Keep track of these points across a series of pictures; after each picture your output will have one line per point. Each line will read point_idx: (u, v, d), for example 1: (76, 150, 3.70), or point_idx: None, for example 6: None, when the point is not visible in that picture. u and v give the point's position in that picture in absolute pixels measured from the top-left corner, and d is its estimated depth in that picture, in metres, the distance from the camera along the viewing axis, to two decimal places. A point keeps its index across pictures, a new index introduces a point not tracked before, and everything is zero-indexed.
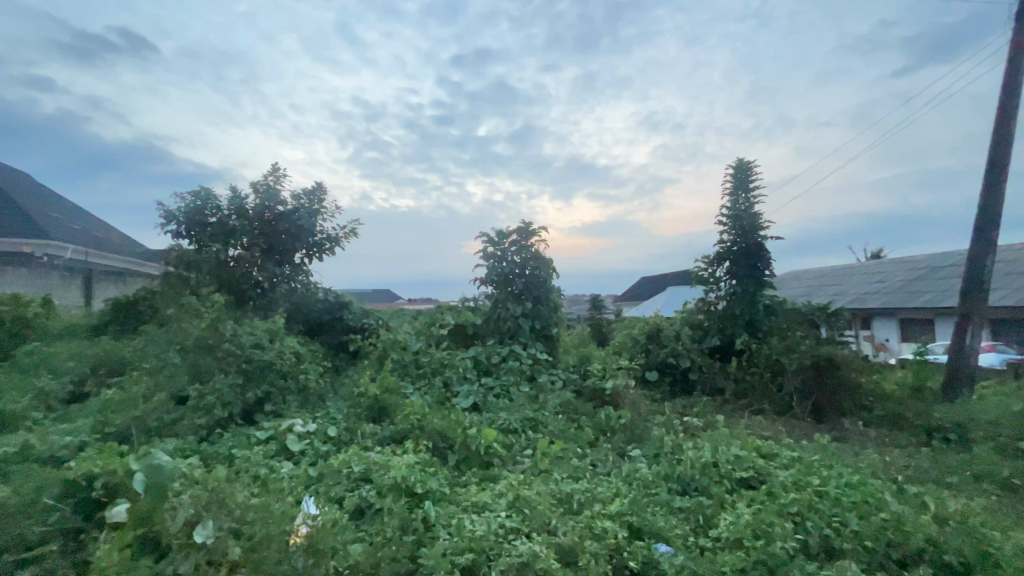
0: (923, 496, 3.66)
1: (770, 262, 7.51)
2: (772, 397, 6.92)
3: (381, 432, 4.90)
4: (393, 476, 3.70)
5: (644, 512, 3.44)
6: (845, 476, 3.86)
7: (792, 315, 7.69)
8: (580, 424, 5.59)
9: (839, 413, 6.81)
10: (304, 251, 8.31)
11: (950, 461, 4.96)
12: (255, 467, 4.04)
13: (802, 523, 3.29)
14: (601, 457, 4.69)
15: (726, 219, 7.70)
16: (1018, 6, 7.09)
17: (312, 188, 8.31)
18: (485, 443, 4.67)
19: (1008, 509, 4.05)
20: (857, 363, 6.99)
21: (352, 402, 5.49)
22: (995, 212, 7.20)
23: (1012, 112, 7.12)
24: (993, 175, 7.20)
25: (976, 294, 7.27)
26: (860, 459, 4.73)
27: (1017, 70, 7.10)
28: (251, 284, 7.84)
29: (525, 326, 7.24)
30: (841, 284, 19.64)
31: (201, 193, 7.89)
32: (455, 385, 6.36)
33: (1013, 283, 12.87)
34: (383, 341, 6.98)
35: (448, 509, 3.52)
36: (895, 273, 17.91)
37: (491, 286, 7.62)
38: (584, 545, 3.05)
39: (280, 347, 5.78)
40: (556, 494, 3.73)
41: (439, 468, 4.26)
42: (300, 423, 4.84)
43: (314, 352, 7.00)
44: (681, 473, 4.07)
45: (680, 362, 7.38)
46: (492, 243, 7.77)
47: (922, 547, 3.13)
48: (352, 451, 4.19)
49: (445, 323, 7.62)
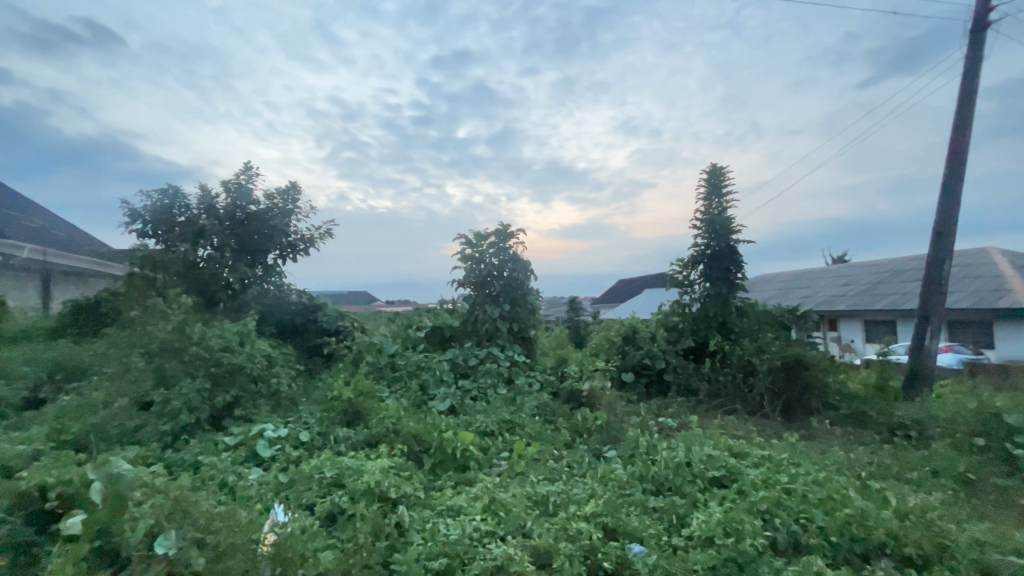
0: (885, 492, 3.79)
1: (741, 265, 7.69)
2: (744, 397, 7.07)
3: (355, 436, 4.82)
4: (366, 481, 3.63)
5: (619, 512, 3.46)
6: (812, 474, 3.98)
7: (764, 317, 7.88)
8: (557, 425, 5.63)
9: (807, 412, 7.01)
10: (278, 252, 8.13)
11: (911, 457, 5.15)
12: (222, 474, 3.92)
13: (771, 520, 3.37)
14: (577, 458, 4.71)
15: (700, 222, 7.86)
16: (972, 25, 7.47)
17: (286, 188, 8.13)
18: (462, 446, 4.63)
19: (963, 502, 4.23)
20: (825, 363, 7.22)
21: (325, 406, 5.40)
22: (951, 218, 7.54)
23: (967, 124, 7.48)
24: (950, 183, 7.55)
25: (935, 296, 7.59)
26: (826, 457, 4.88)
27: (971, 83, 7.47)
28: (221, 286, 7.62)
29: (503, 329, 7.24)
30: (811, 287, 20.29)
31: (168, 191, 7.65)
32: (432, 388, 6.32)
33: (969, 287, 13.48)
34: (358, 344, 6.87)
35: (422, 514, 3.48)
36: (861, 276, 18.59)
37: (469, 288, 7.60)
38: (558, 547, 3.05)
39: (251, 350, 5.63)
40: (532, 496, 3.73)
41: (414, 473, 4.22)
42: (271, 428, 4.73)
43: (288, 355, 6.85)
44: (655, 473, 4.12)
45: (655, 363, 7.50)
46: (469, 245, 7.75)
47: (883, 541, 3.23)
48: (325, 456, 4.11)
49: (422, 326, 7.57)
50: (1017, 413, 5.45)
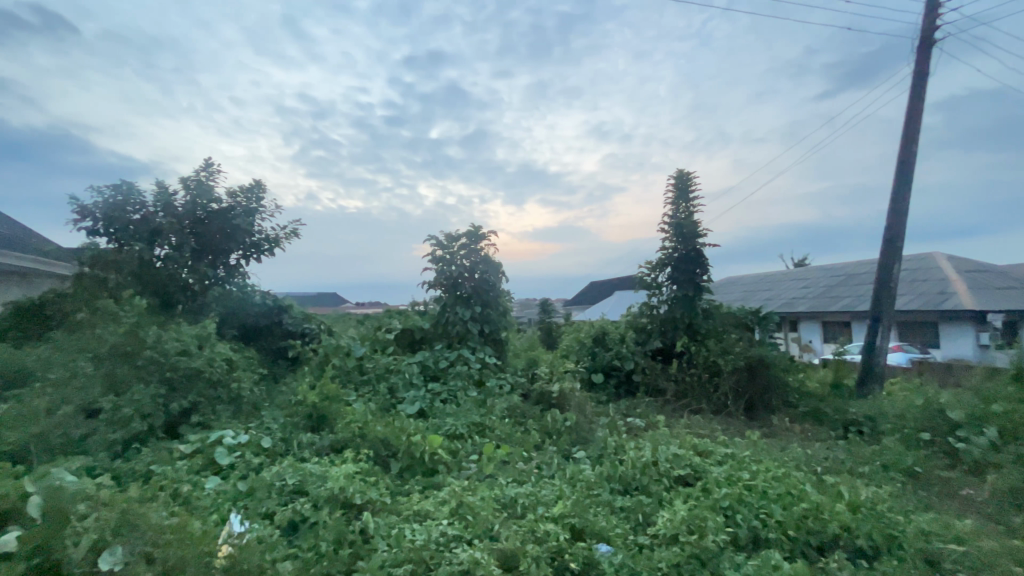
0: (839, 486, 3.95)
1: (707, 268, 7.88)
2: (709, 397, 7.27)
3: (320, 441, 4.70)
4: (330, 487, 3.53)
5: (586, 512, 3.48)
6: (771, 470, 4.11)
7: (728, 318, 8.06)
8: (527, 427, 5.64)
9: (769, 410, 7.24)
10: (241, 251, 7.83)
11: (863, 451, 5.38)
12: (177, 484, 3.76)
13: (733, 515, 3.47)
14: (547, 460, 4.73)
15: (668, 226, 8.01)
16: (920, 42, 7.92)
17: (249, 186, 7.85)
18: (430, 450, 4.58)
19: (910, 494, 4.46)
20: (784, 363, 7.49)
21: (289, 412, 5.24)
22: (900, 223, 7.95)
23: (915, 135, 7.91)
24: (899, 191, 7.97)
25: (885, 298, 7.98)
26: (786, 453, 5.06)
27: (919, 96, 7.91)
28: (179, 286, 7.29)
29: (474, 331, 7.20)
30: (773, 289, 21.06)
31: (122, 187, 7.29)
32: (401, 392, 6.23)
33: (917, 290, 14.26)
34: (325, 347, 6.69)
35: (389, 519, 3.40)
36: (819, 278, 19.41)
37: (440, 290, 7.53)
38: (525, 549, 3.04)
39: (211, 353, 5.39)
40: (501, 498, 3.72)
41: (380, 478, 4.14)
42: (231, 434, 4.54)
43: (250, 359, 6.62)
44: (623, 473, 4.16)
45: (624, 364, 7.65)
46: (440, 247, 7.68)
47: (837, 534, 3.36)
48: (287, 462, 3.98)
49: (392, 328, 7.47)
50: (959, 409, 5.79)
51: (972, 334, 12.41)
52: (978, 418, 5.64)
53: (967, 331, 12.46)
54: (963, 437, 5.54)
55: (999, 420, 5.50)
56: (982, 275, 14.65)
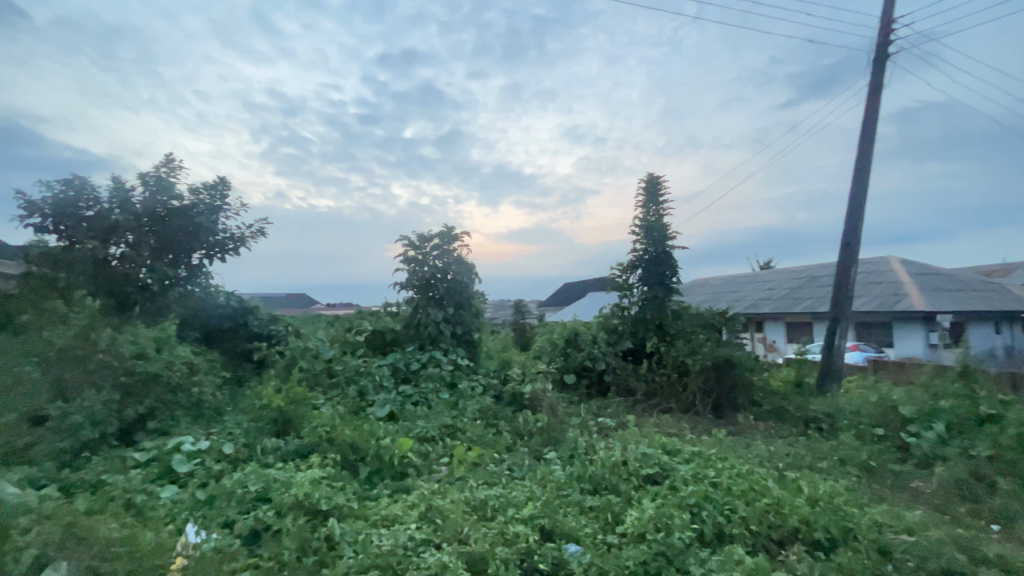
0: (799, 481, 4.09)
1: (676, 270, 8.05)
2: (678, 396, 7.41)
3: (285, 446, 4.57)
4: (294, 493, 3.42)
5: (557, 513, 3.49)
6: (736, 468, 4.22)
7: (697, 320, 8.22)
8: (499, 428, 5.62)
9: (735, 409, 7.43)
10: (204, 251, 7.53)
11: (822, 447, 5.59)
12: (131, 494, 3.59)
13: (699, 512, 3.55)
14: (518, 461, 4.73)
15: (639, 229, 8.14)
16: (875, 56, 8.30)
17: (213, 183, 7.58)
18: (400, 453, 4.51)
19: (865, 487, 4.66)
20: (750, 362, 7.70)
21: (253, 417, 5.07)
22: (857, 228, 8.31)
23: (870, 143, 8.29)
24: (856, 197, 8.33)
25: (843, 300, 8.30)
26: (750, 450, 5.20)
27: (874, 107, 8.30)
28: (136, 287, 6.98)
29: (446, 332, 7.14)
30: (740, 291, 21.68)
31: (75, 182, 6.93)
32: (371, 394, 6.13)
33: (872, 292, 14.94)
34: (292, 349, 6.52)
35: (355, 525, 3.33)
36: (783, 281, 20.12)
37: (412, 291, 7.45)
38: (494, 552, 3.04)
39: (169, 357, 5.15)
40: (471, 501, 3.70)
41: (347, 483, 4.06)
42: (190, 440, 4.36)
43: (213, 362, 6.38)
44: (593, 473, 4.20)
45: (596, 364, 7.73)
46: (412, 247, 7.59)
47: (796, 527, 3.48)
48: (249, 468, 3.85)
49: (362, 330, 7.35)
50: (909, 405, 6.10)
51: (922, 334, 13.06)
52: (927, 414, 5.94)
53: (918, 330, 13.11)
54: (914, 432, 5.81)
55: (945, 414, 5.81)
56: (931, 277, 15.47)
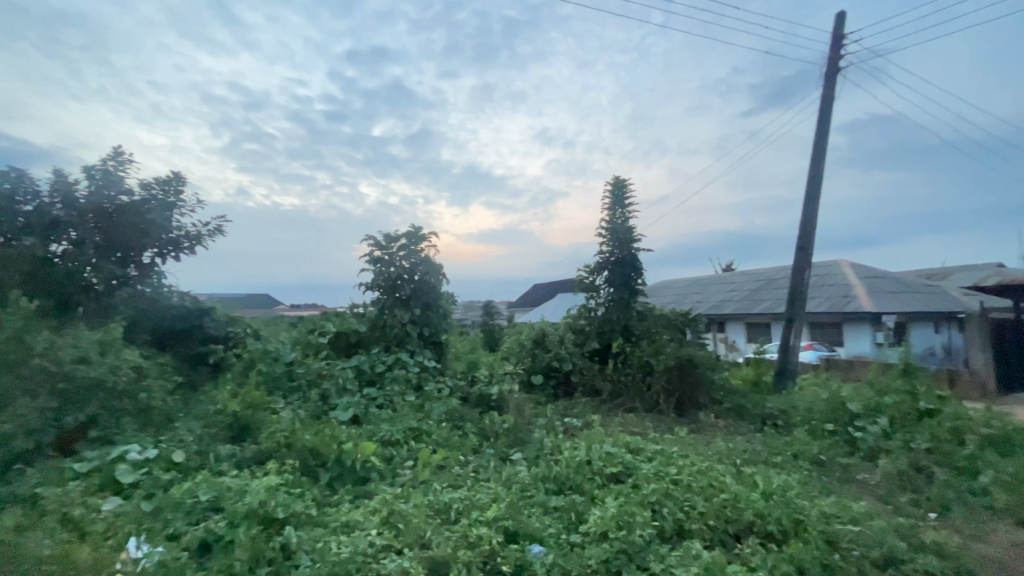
0: (755, 476, 4.24)
1: (641, 272, 8.20)
2: (643, 396, 7.56)
3: (240, 453, 4.40)
4: (249, 502, 3.29)
5: (521, 514, 3.49)
6: (696, 465, 4.33)
7: (662, 320, 8.38)
8: (465, 430, 5.58)
9: (697, 407, 7.61)
10: (155, 249, 7.16)
11: (778, 443, 5.80)
12: (69, 507, 3.38)
13: (660, 509, 3.63)
14: (483, 463, 4.69)
15: (605, 231, 8.26)
16: (827, 69, 8.72)
17: (167, 178, 7.21)
18: (362, 457, 4.42)
19: (816, 481, 4.87)
20: (711, 362, 7.92)
21: (206, 423, 4.85)
22: (810, 232, 8.69)
23: (823, 152, 8.69)
24: (809, 203, 8.72)
25: (798, 302, 8.67)
26: (710, 447, 5.36)
27: (826, 118, 8.71)
28: (80, 286, 6.56)
29: (413, 334, 7.04)
30: (703, 292, 22.37)
31: (10, 173, 6.45)
32: (334, 398, 5.98)
33: (825, 294, 15.70)
34: (251, 352, 6.29)
35: (313, 533, 3.23)
36: (744, 282, 20.88)
37: (378, 292, 7.31)
38: (456, 555, 3.02)
39: (116, 360, 4.86)
40: (434, 504, 3.65)
41: (305, 489, 3.93)
42: (136, 449, 4.13)
43: (164, 366, 6.07)
44: (557, 473, 4.22)
45: (562, 365, 7.82)
46: (379, 247, 7.45)
47: (751, 521, 3.59)
48: (200, 477, 3.68)
49: (325, 331, 7.19)
50: (857, 401, 6.43)
51: (869, 333, 13.81)
52: (873, 409, 6.28)
53: (866, 330, 13.86)
54: (860, 426, 6.13)
55: (889, 410, 6.16)
56: (878, 280, 16.36)
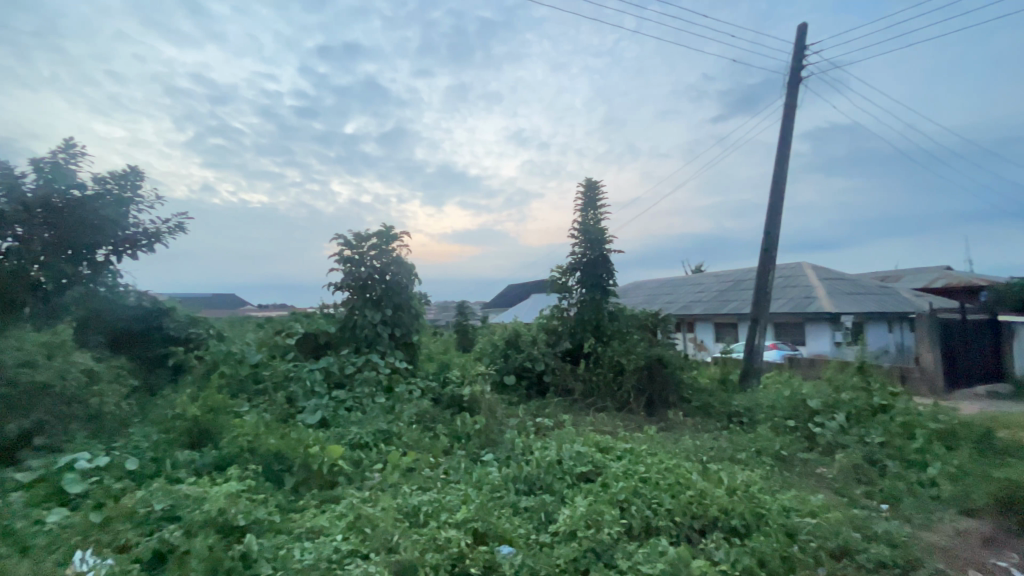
0: (720, 472, 4.34)
1: (612, 273, 8.30)
2: (614, 395, 7.66)
3: (200, 459, 4.24)
4: (207, 510, 3.16)
5: (490, 516, 3.47)
6: (664, 463, 4.40)
7: (633, 320, 8.49)
8: (435, 432, 5.52)
9: (666, 406, 7.75)
10: (110, 247, 6.81)
11: (742, 440, 5.97)
12: (9, 521, 3.18)
13: (628, 507, 3.68)
14: (454, 465, 4.66)
15: (578, 232, 8.34)
16: (790, 78, 9.04)
17: (123, 171, 6.88)
18: (330, 461, 4.32)
19: (777, 476, 5.04)
20: (680, 361, 8.08)
21: (164, 428, 4.64)
22: (773, 235, 8.99)
23: (786, 158, 9.01)
24: (774, 207, 9.01)
25: (762, 302, 8.95)
26: (678, 445, 5.47)
27: (789, 125, 9.03)
28: (26, 285, 6.21)
29: (384, 334, 6.93)
30: (674, 293, 22.89)
31: None
32: (301, 400, 5.83)
33: (788, 295, 16.28)
34: (212, 354, 6.05)
35: (276, 540, 3.14)
36: (713, 283, 21.46)
37: (348, 292, 7.18)
38: (424, 559, 2.98)
39: (64, 364, 4.61)
40: (403, 508, 3.61)
41: (269, 495, 3.82)
42: (85, 457, 3.93)
43: (119, 369, 5.78)
44: (528, 474, 4.22)
45: (535, 365, 7.85)
46: (349, 247, 7.31)
47: (715, 517, 3.68)
48: (155, 485, 3.52)
49: (293, 332, 7.01)
50: (816, 398, 6.68)
51: (829, 333, 14.39)
52: (831, 405, 6.55)
53: (826, 329, 14.43)
54: (819, 422, 6.37)
55: (846, 406, 6.44)
56: (838, 281, 17.07)
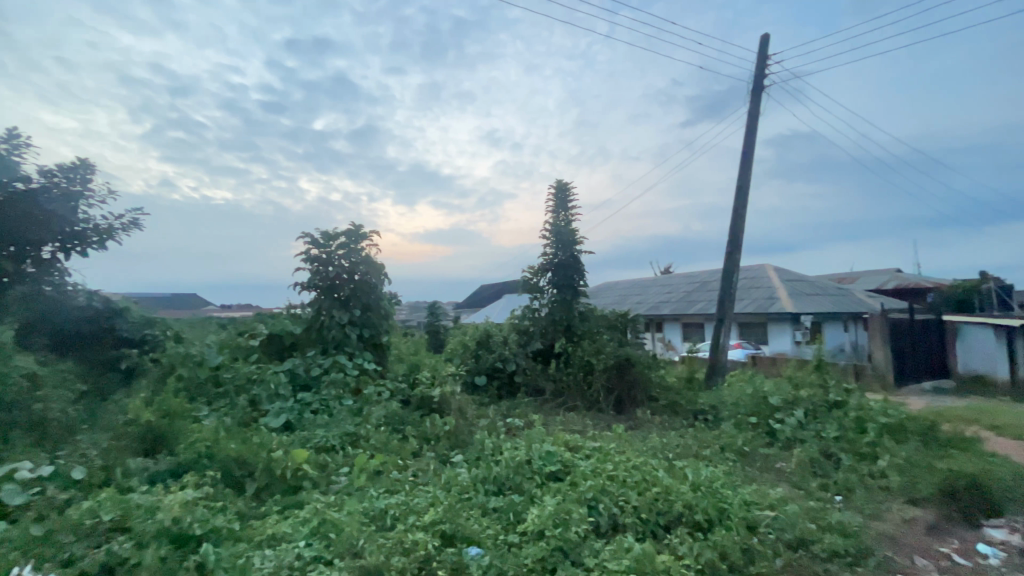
0: (685, 469, 4.45)
1: (583, 273, 8.39)
2: (584, 394, 7.73)
3: (154, 466, 4.05)
4: (160, 519, 3.02)
5: (459, 517, 3.45)
6: (631, 460, 4.48)
7: (603, 320, 8.60)
8: (404, 434, 5.45)
9: (634, 404, 7.88)
10: (56, 243, 6.41)
11: (707, 436, 6.13)
12: None
13: (596, 505, 3.72)
14: (423, 466, 4.60)
15: (549, 233, 8.39)
16: (753, 86, 9.35)
17: (73, 164, 6.52)
18: (294, 465, 4.21)
19: (739, 470, 5.21)
20: (648, 360, 8.24)
21: (115, 434, 4.40)
22: (738, 238, 9.28)
23: (749, 163, 9.31)
24: (737, 210, 9.30)
25: (726, 303, 9.23)
26: (646, 443, 5.57)
27: (752, 131, 9.33)
28: None
29: (352, 335, 6.79)
30: (644, 293, 23.40)
31: None
32: (264, 404, 5.66)
33: (752, 296, 16.86)
34: (169, 356, 5.78)
35: (235, 548, 3.04)
36: (681, 284, 22.01)
37: (315, 292, 7.00)
38: (389, 563, 2.93)
39: (4, 368, 4.33)
40: (369, 512, 3.54)
41: (227, 503, 3.68)
42: (28, 466, 3.65)
43: (66, 373, 5.47)
44: (497, 474, 4.21)
45: (506, 366, 7.86)
46: (316, 245, 7.14)
47: (680, 513, 3.76)
48: (104, 494, 3.34)
49: (257, 333, 6.81)
50: (777, 395, 6.93)
51: (790, 332, 14.96)
52: (791, 402, 6.80)
53: (787, 329, 15.00)
54: (779, 419, 6.60)
55: (804, 403, 6.71)
56: (798, 282, 17.77)
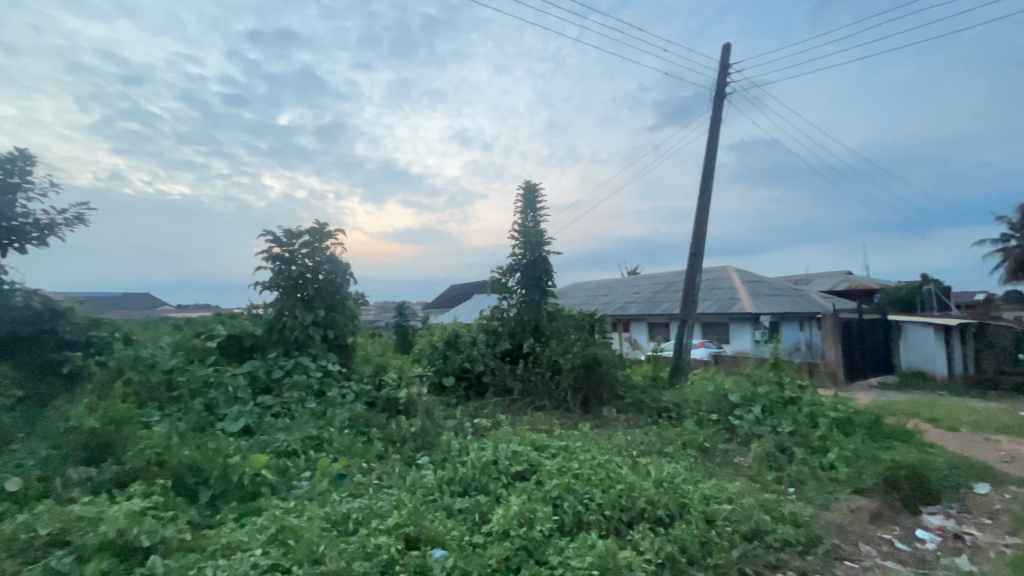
0: (648, 465, 4.55)
1: (551, 274, 8.47)
2: (551, 394, 7.79)
3: (98, 475, 3.83)
4: (103, 532, 2.85)
5: (423, 520, 3.41)
6: (596, 459, 4.54)
7: (571, 320, 8.69)
8: (369, 436, 5.35)
9: (601, 403, 7.99)
10: None
11: (670, 433, 6.28)
12: None
13: (561, 503, 3.76)
14: (387, 470, 4.53)
15: (517, 234, 8.42)
16: (715, 94, 9.66)
17: (10, 154, 6.09)
18: (252, 471, 4.06)
19: (700, 466, 5.38)
20: (614, 360, 8.37)
21: (55, 443, 4.14)
22: (700, 240, 9.56)
23: (711, 168, 9.62)
24: (700, 214, 9.59)
25: (689, 303, 9.49)
26: (611, 441, 5.67)
27: (714, 137, 9.64)
28: None
29: (315, 336, 6.61)
30: (611, 294, 23.82)
31: None
32: (221, 407, 5.45)
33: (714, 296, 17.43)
34: (117, 359, 5.49)
35: (187, 559, 2.92)
36: (647, 285, 22.52)
37: (277, 292, 6.79)
38: (350, 568, 2.88)
39: None
40: (330, 516, 3.46)
41: (179, 512, 3.52)
42: None
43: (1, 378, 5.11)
44: (463, 475, 4.19)
45: (474, 366, 7.84)
46: (278, 244, 6.92)
47: (643, 509, 3.85)
48: (41, 508, 3.13)
49: (215, 335, 6.55)
50: (736, 393, 7.18)
51: (750, 331, 15.52)
52: (749, 399, 7.06)
53: (747, 328, 15.56)
54: (738, 415, 6.84)
55: (761, 399, 6.97)
56: (757, 284, 18.48)
